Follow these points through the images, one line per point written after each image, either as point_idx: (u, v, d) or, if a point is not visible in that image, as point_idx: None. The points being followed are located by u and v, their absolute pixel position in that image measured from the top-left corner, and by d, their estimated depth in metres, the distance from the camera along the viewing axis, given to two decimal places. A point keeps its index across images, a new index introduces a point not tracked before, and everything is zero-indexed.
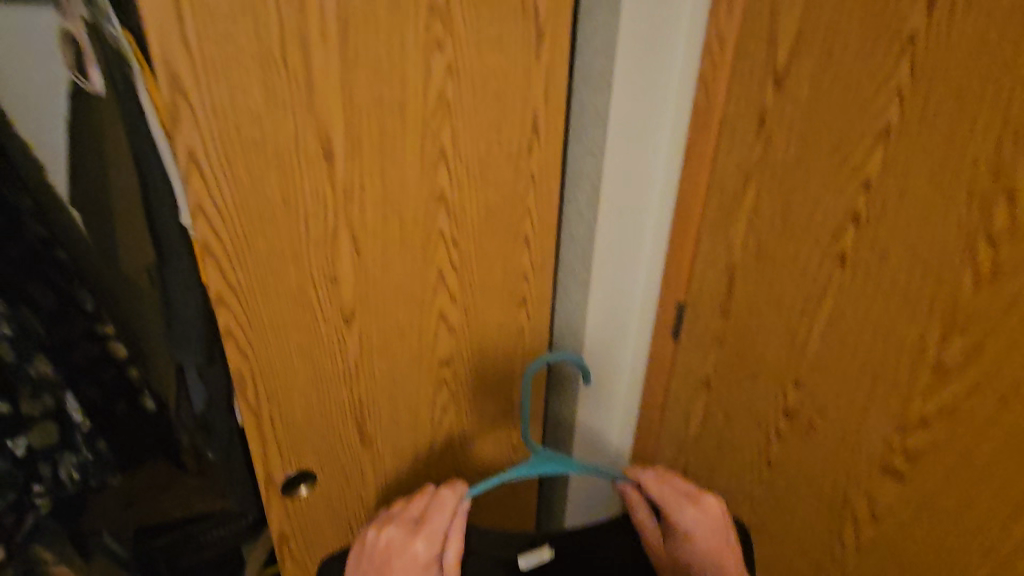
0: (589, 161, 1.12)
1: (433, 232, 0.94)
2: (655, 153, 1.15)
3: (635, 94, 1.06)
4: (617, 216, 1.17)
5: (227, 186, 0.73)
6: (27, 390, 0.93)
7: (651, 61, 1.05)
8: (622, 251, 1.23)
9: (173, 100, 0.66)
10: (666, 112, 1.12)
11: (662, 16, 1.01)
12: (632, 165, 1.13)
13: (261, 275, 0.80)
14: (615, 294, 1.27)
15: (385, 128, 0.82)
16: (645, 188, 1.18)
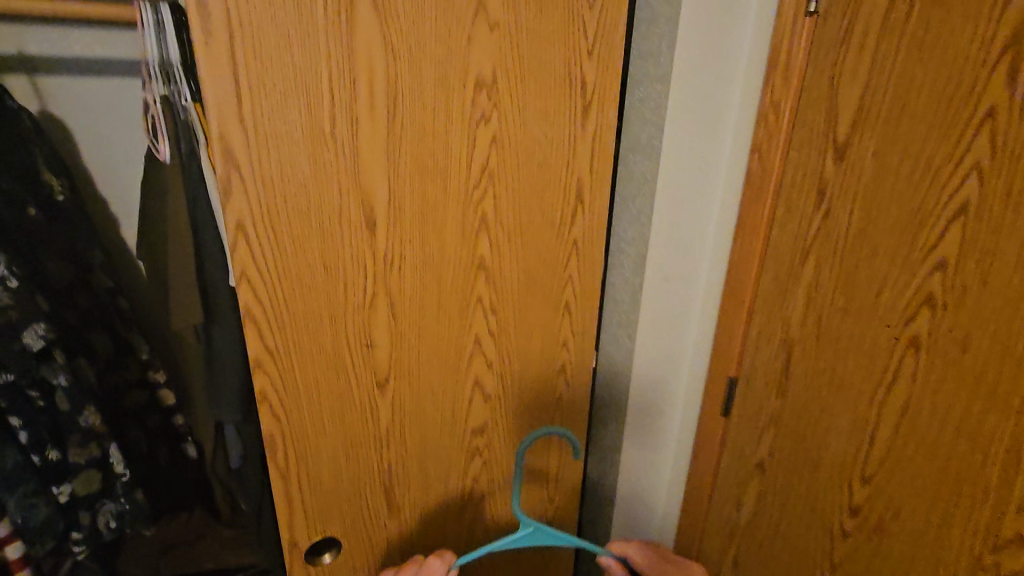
0: (636, 227, 1.11)
1: (471, 299, 0.92)
2: (705, 223, 1.10)
3: (683, 163, 1.03)
4: (662, 284, 1.13)
5: (271, 253, 0.74)
6: (78, 438, 0.97)
7: (701, 123, 1.01)
8: (667, 321, 1.18)
9: (227, 173, 0.69)
10: (716, 183, 1.07)
11: (712, 87, 0.99)
12: (679, 234, 1.09)
13: (298, 339, 0.81)
14: (662, 358, 1.21)
15: (427, 198, 0.82)
16: (694, 259, 1.12)
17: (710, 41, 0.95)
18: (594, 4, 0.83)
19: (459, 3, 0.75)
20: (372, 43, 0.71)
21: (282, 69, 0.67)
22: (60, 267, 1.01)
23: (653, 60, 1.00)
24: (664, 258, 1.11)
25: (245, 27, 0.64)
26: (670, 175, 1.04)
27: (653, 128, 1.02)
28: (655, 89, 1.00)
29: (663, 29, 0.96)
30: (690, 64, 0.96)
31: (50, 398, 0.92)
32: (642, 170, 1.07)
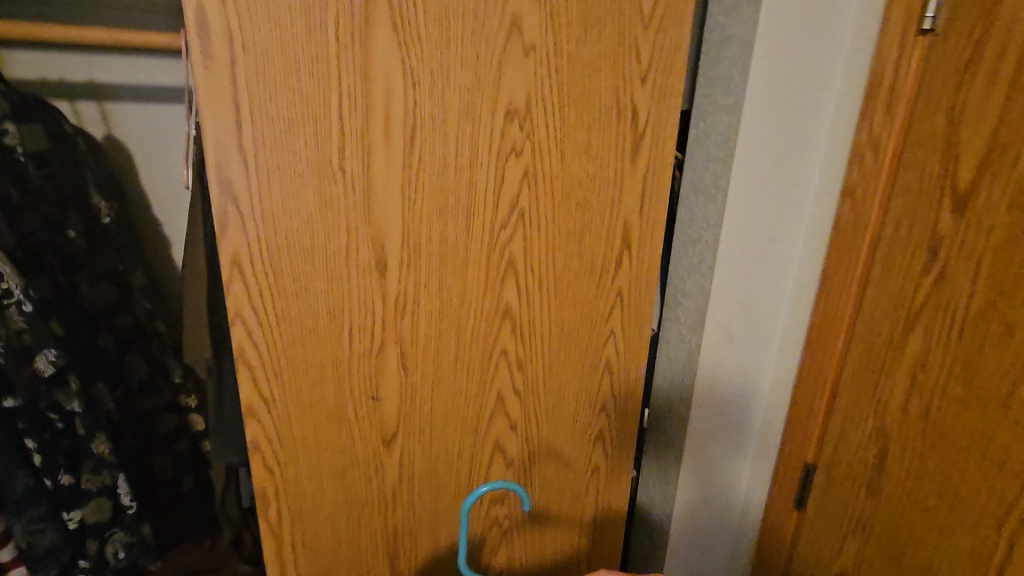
0: (694, 278, 0.95)
1: (494, 352, 0.82)
2: (782, 274, 0.94)
3: (756, 207, 0.87)
4: (726, 345, 0.96)
5: (269, 294, 0.68)
6: (94, 463, 0.95)
7: (785, 141, 0.84)
8: (733, 387, 1.00)
9: (223, 205, 0.63)
10: (798, 228, 0.91)
11: (797, 105, 0.83)
12: (749, 288, 0.93)
13: (297, 388, 0.74)
14: (725, 417, 1.02)
15: (447, 238, 0.73)
16: (766, 315, 0.96)
17: (794, 66, 0.80)
18: (649, 25, 0.72)
19: (490, 22, 0.66)
20: (390, 66, 0.63)
21: (287, 95, 0.61)
22: (96, 289, 1.02)
23: (719, 88, 0.85)
24: (732, 299, 0.93)
25: (249, 50, 0.59)
26: (739, 219, 0.88)
27: (717, 165, 0.86)
28: (720, 120, 0.85)
29: (731, 52, 0.82)
30: (768, 92, 0.81)
31: (71, 419, 0.92)
32: (702, 212, 0.91)
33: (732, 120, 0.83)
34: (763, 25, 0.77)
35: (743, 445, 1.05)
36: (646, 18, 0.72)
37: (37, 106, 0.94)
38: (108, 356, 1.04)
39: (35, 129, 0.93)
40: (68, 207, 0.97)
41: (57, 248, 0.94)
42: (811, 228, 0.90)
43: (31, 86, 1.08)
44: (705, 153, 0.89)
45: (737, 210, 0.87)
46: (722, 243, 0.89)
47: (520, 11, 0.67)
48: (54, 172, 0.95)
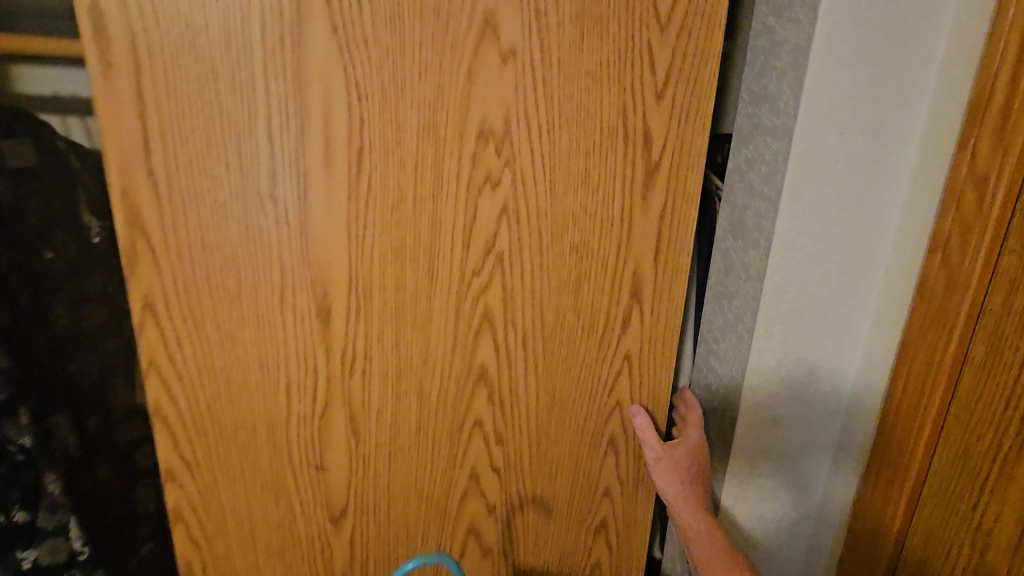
0: (728, 341, 0.75)
1: (467, 421, 0.67)
2: (851, 331, 0.73)
3: (814, 255, 0.68)
4: (774, 415, 0.75)
5: (189, 342, 0.58)
6: (52, 497, 0.80)
7: (858, 154, 0.64)
8: (780, 473, 0.78)
9: (131, 239, 0.53)
10: (870, 283, 0.71)
11: (877, 110, 0.63)
12: (802, 357, 0.73)
13: (225, 451, 0.62)
14: (769, 496, 0.79)
15: (405, 282, 0.60)
16: (826, 392, 0.75)
17: (868, 77, 0.61)
18: (666, 25, 0.57)
19: (456, 21, 0.53)
20: (329, 76, 0.52)
21: (202, 110, 0.51)
22: (78, 314, 0.88)
23: (765, 105, 0.66)
24: (783, 354, 0.72)
25: (156, 55, 0.49)
26: (789, 271, 0.68)
27: (760, 202, 0.67)
28: (767, 146, 0.66)
29: (781, 61, 0.63)
30: (831, 110, 0.62)
31: (32, 452, 0.78)
32: (741, 259, 0.71)
33: (782, 146, 0.64)
34: (827, 24, 0.59)
35: (791, 529, 0.83)
36: (663, 17, 0.56)
37: (26, 119, 0.81)
38: (92, 381, 0.90)
39: (21, 145, 0.80)
40: (51, 226, 0.84)
41: (28, 270, 0.80)
42: (891, 269, 0.70)
43: (38, 103, 0.91)
44: (746, 187, 0.70)
45: (788, 259, 0.67)
46: (772, 279, 0.68)
47: (495, 6, 0.53)
48: (42, 191, 0.83)
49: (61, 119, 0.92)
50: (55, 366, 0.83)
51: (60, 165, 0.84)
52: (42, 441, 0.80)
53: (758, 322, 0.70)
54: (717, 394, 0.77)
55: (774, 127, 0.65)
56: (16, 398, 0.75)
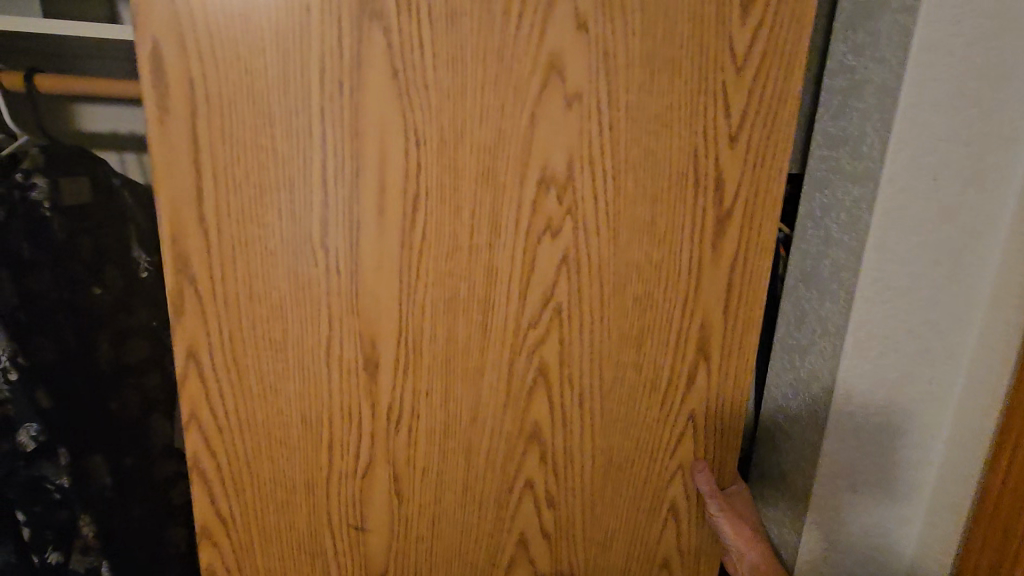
0: (801, 401, 0.68)
1: (516, 482, 0.62)
2: (940, 391, 0.66)
3: (901, 311, 0.62)
4: (855, 483, 0.67)
5: (231, 394, 0.55)
6: (86, 540, 0.79)
7: (949, 199, 0.59)
8: (864, 543, 0.70)
9: (178, 286, 0.51)
10: (962, 342, 0.64)
11: (970, 151, 0.58)
12: (886, 420, 0.66)
13: (261, 509, 0.59)
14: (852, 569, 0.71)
15: (457, 334, 0.56)
16: (910, 461, 0.68)
17: (962, 117, 0.56)
18: (742, 66, 0.53)
19: (520, 64, 0.50)
20: (386, 121, 0.50)
21: (257, 157, 0.49)
22: (123, 348, 0.85)
23: (845, 148, 0.61)
24: (866, 416, 0.65)
25: (213, 101, 0.48)
26: (873, 328, 0.62)
27: (839, 252, 0.62)
28: (846, 191, 0.61)
29: (863, 102, 0.58)
30: (923, 154, 0.56)
31: (70, 493, 0.76)
32: (816, 312, 0.66)
33: (864, 191, 0.59)
34: (919, 61, 0.54)
35: None
36: (739, 57, 0.53)
37: (82, 157, 0.81)
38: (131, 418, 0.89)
39: (78, 181, 0.80)
40: (102, 261, 0.83)
41: (76, 307, 0.79)
42: (987, 324, 0.63)
43: (95, 139, 0.94)
44: (822, 233, 0.64)
45: (872, 315, 0.61)
46: (855, 336, 0.62)
47: (561, 49, 0.50)
48: (97, 229, 0.82)
49: (118, 156, 0.95)
50: (94, 407, 0.80)
51: (114, 203, 0.84)
52: (82, 481, 0.77)
53: (839, 381, 0.63)
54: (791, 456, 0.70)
55: (855, 172, 0.60)
56: (57, 439, 0.73)
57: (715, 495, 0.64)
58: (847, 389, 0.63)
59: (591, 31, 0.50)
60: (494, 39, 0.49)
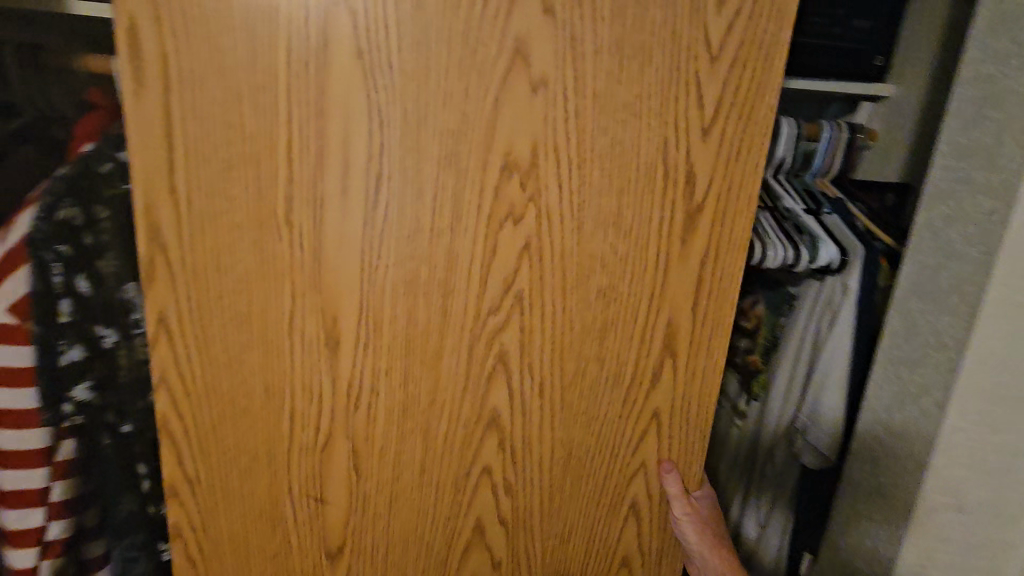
0: (904, 414, 0.72)
1: (474, 467, 0.62)
2: None
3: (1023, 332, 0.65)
4: (965, 487, 0.71)
5: (197, 362, 0.56)
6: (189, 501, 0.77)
7: None
8: (968, 547, 0.74)
9: (150, 254, 0.53)
10: None
11: None
12: (1001, 431, 0.69)
13: (225, 472, 0.60)
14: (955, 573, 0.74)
15: (416, 315, 0.57)
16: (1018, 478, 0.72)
17: None
18: (717, 57, 0.51)
19: (485, 49, 0.50)
20: (349, 102, 0.50)
21: (227, 134, 0.50)
22: None
23: (978, 158, 0.65)
24: (982, 423, 0.68)
25: (184, 77, 0.49)
26: (998, 340, 0.65)
27: (961, 263, 0.66)
28: (978, 204, 0.65)
29: (1002, 114, 0.63)
30: None
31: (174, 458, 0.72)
32: (930, 323, 0.70)
33: (999, 205, 0.63)
34: None
35: None
36: (715, 46, 0.51)
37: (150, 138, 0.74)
38: None
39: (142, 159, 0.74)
40: None
41: None
42: None
43: None
44: (944, 245, 0.68)
45: (996, 332, 0.65)
46: (980, 346, 0.65)
47: (528, 34, 0.50)
48: None
49: None
50: None
51: None
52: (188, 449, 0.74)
53: (960, 389, 0.66)
54: (897, 456, 0.73)
55: (990, 185, 0.63)
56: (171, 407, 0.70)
57: (681, 494, 0.64)
58: (966, 397, 0.67)
59: (560, 16, 0.49)
60: (460, 21, 0.49)
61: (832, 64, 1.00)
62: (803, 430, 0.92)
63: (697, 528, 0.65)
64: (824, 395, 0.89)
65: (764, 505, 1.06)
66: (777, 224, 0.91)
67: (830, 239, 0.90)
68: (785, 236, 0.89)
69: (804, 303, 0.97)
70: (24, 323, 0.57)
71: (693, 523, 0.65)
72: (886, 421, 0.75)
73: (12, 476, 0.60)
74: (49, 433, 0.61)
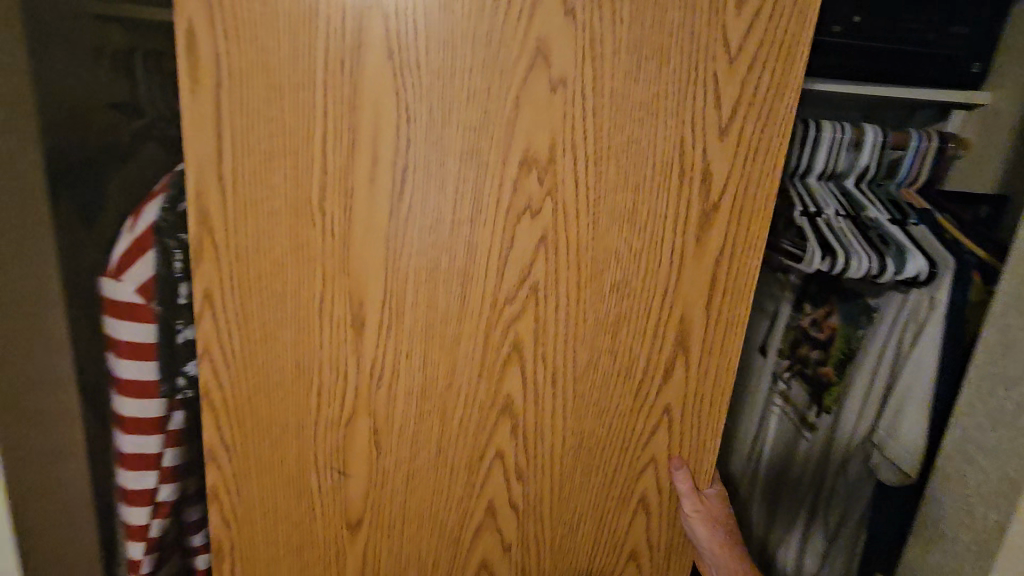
0: (1001, 431, 0.70)
1: (487, 451, 0.65)
2: None
3: None
4: None
5: (236, 337, 0.61)
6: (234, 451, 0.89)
7: None
8: None
9: (198, 236, 0.58)
10: None
11: None
12: None
13: (258, 441, 0.65)
14: None
15: (437, 301, 0.60)
16: None
17: None
18: (735, 58, 0.53)
19: (508, 49, 0.52)
20: (381, 97, 0.54)
21: (271, 127, 0.55)
22: None
23: None
24: None
25: (233, 74, 0.53)
26: None
27: None
28: None
29: None
30: None
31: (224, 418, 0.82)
32: None
33: None
34: None
35: None
36: (733, 48, 0.52)
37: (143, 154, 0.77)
38: None
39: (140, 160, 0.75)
40: None
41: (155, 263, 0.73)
42: None
43: None
44: None
45: None
46: None
47: (549, 35, 0.52)
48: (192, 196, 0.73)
49: None
50: None
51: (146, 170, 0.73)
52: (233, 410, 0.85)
53: None
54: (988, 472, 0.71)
55: None
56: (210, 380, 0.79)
57: (689, 488, 0.65)
58: None
59: (581, 18, 0.51)
60: (485, 23, 0.52)
61: (921, 69, 0.96)
62: (879, 445, 0.91)
63: (703, 521, 0.66)
64: (906, 410, 0.88)
65: (833, 521, 1.08)
66: (860, 234, 0.91)
67: (919, 251, 0.88)
68: (870, 246, 0.88)
69: (885, 317, 0.95)
70: (149, 304, 0.66)
71: (700, 515, 0.66)
72: (979, 437, 0.73)
73: (137, 439, 0.70)
74: (163, 403, 0.71)
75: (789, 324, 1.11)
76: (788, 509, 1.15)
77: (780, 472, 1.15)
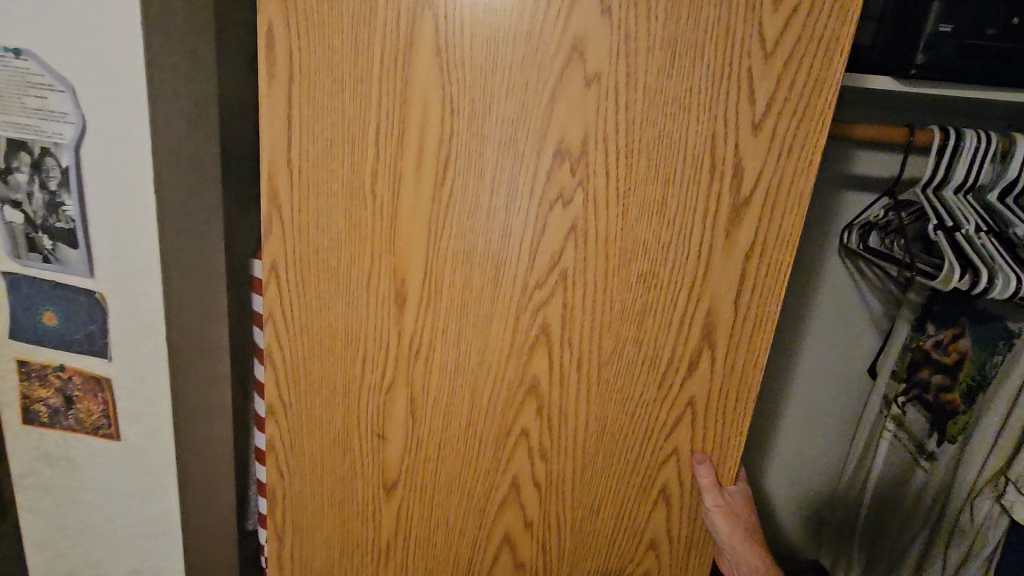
0: None
1: (513, 429, 0.69)
2: None
3: None
4: None
5: (295, 305, 0.68)
6: None
7: None
8: None
9: (269, 213, 0.65)
10: None
11: None
12: None
13: (311, 401, 0.72)
14: None
15: (472, 283, 0.64)
16: None
17: None
18: (771, 54, 0.53)
19: (546, 45, 0.55)
20: (430, 91, 0.59)
21: (333, 117, 0.61)
22: None
23: None
24: None
25: (303, 70, 0.60)
26: None
27: None
28: None
29: None
30: None
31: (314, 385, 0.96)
32: None
33: None
34: None
35: None
36: (769, 44, 0.53)
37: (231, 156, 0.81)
38: None
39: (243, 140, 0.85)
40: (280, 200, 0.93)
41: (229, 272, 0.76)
42: None
43: None
44: None
45: None
46: None
47: (585, 34, 0.55)
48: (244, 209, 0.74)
49: None
50: None
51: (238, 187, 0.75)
52: None
53: None
54: None
55: None
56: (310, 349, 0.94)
57: (711, 481, 0.65)
58: None
59: (617, 16, 0.54)
60: (525, 22, 0.55)
61: None
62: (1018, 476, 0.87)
63: (725, 515, 0.66)
64: None
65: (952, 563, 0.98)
66: (1005, 250, 0.85)
67: None
68: (1015, 263, 0.83)
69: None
70: None
71: (723, 510, 0.66)
72: None
73: None
74: None
75: (908, 344, 1.13)
76: (906, 538, 1.12)
77: (899, 496, 1.15)
